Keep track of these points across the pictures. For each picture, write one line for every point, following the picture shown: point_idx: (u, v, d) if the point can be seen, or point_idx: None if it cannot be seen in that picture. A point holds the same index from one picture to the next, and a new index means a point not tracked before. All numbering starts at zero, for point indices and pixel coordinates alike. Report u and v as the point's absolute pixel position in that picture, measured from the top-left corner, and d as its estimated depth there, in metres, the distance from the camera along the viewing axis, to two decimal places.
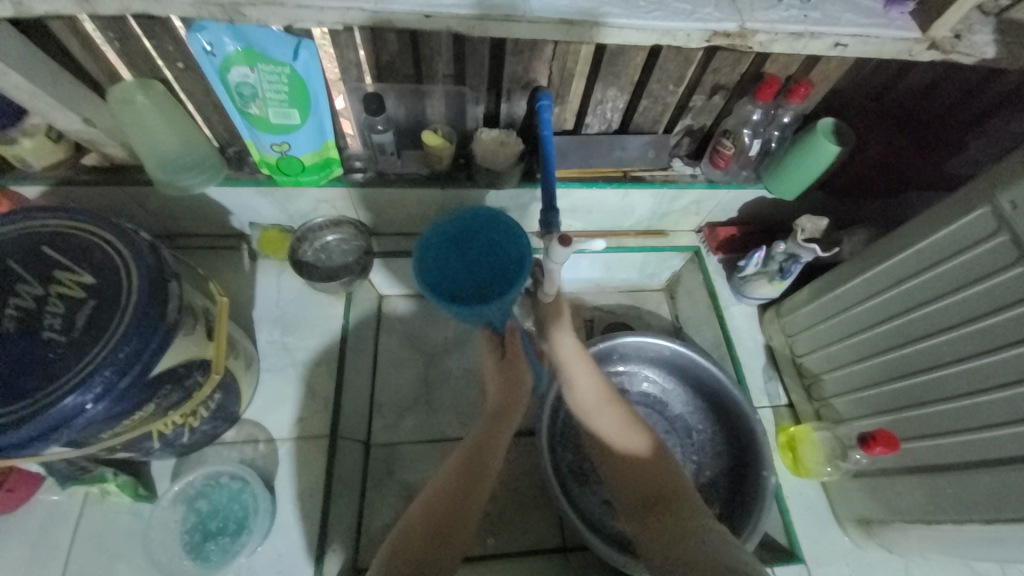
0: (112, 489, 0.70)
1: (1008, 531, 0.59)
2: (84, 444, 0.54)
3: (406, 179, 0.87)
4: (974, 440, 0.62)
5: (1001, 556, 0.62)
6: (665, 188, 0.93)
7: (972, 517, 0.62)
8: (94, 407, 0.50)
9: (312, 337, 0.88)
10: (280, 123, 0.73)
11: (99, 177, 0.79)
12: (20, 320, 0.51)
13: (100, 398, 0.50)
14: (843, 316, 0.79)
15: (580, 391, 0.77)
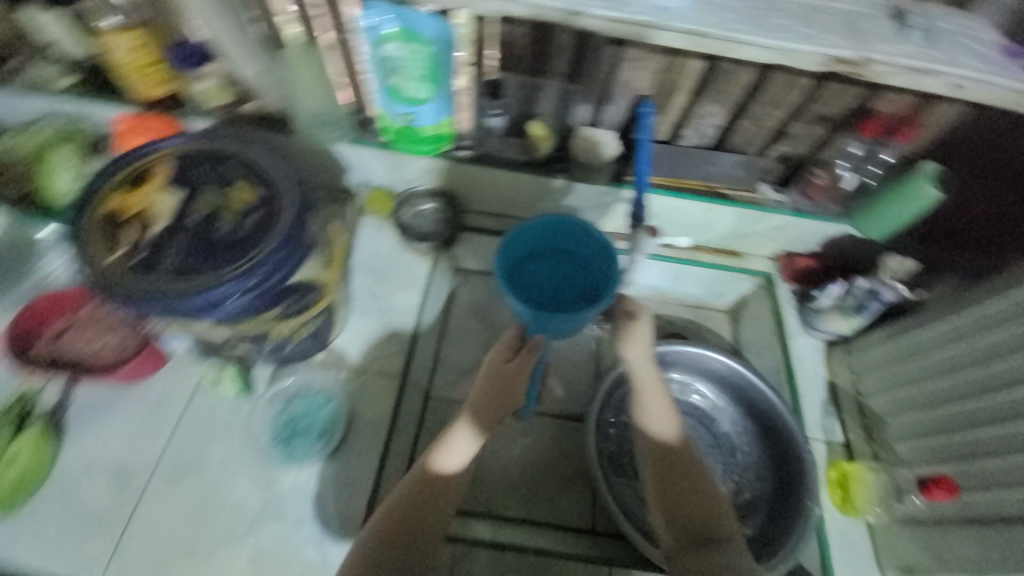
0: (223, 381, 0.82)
1: None
2: (231, 323, 0.67)
3: (504, 163, 0.95)
4: None
5: None
6: (749, 209, 0.96)
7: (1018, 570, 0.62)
8: (236, 300, 0.60)
9: (396, 290, 0.98)
10: (413, 95, 0.84)
11: (254, 123, 0.94)
12: (204, 216, 0.63)
13: (243, 294, 0.60)
14: (917, 360, 0.80)
15: (655, 413, 0.71)
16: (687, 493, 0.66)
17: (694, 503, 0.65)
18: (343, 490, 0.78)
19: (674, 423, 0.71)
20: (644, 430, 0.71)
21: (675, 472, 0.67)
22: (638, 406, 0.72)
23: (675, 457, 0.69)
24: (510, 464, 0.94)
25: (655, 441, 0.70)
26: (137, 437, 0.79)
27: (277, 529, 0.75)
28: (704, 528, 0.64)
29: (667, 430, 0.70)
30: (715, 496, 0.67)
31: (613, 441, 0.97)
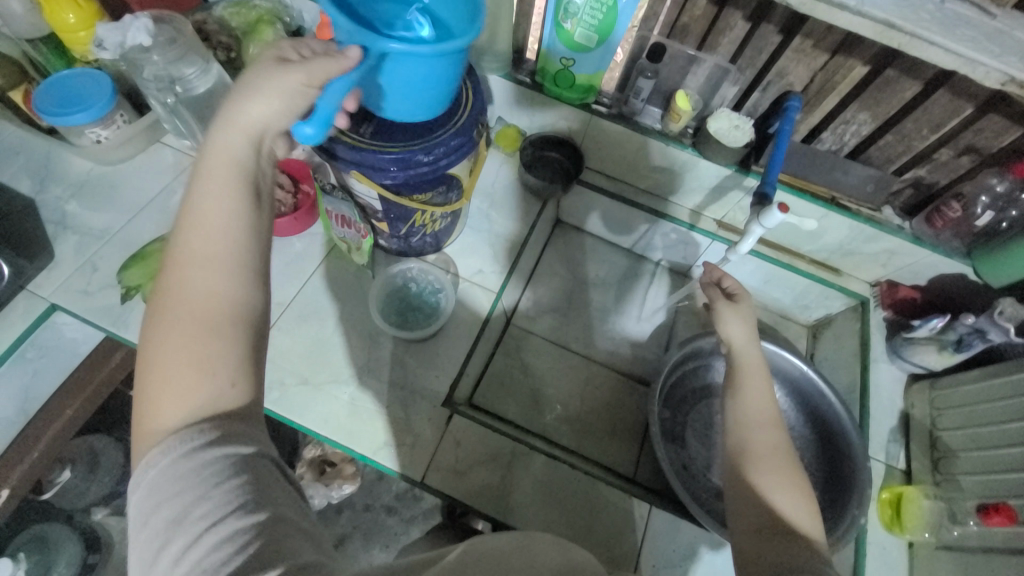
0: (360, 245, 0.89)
1: None
2: (392, 193, 0.77)
3: (639, 126, 1.00)
4: None
5: None
6: (867, 224, 0.96)
7: None
8: (396, 171, 0.70)
9: (507, 219, 1.07)
10: (579, 42, 0.91)
11: None
12: None
13: (409, 168, 0.70)
14: (1009, 401, 0.81)
15: (748, 397, 0.67)
16: (771, 480, 0.58)
17: (773, 489, 0.57)
18: (429, 369, 0.87)
19: (770, 410, 0.65)
20: (736, 408, 0.67)
21: (768, 458, 0.60)
22: (732, 387, 0.70)
23: (771, 447, 0.61)
24: (571, 401, 1.02)
25: (750, 423, 0.64)
26: (278, 276, 0.92)
27: (371, 382, 0.85)
28: (774, 517, 0.55)
29: (763, 415, 0.65)
30: (801, 491, 0.58)
31: (671, 410, 1.02)
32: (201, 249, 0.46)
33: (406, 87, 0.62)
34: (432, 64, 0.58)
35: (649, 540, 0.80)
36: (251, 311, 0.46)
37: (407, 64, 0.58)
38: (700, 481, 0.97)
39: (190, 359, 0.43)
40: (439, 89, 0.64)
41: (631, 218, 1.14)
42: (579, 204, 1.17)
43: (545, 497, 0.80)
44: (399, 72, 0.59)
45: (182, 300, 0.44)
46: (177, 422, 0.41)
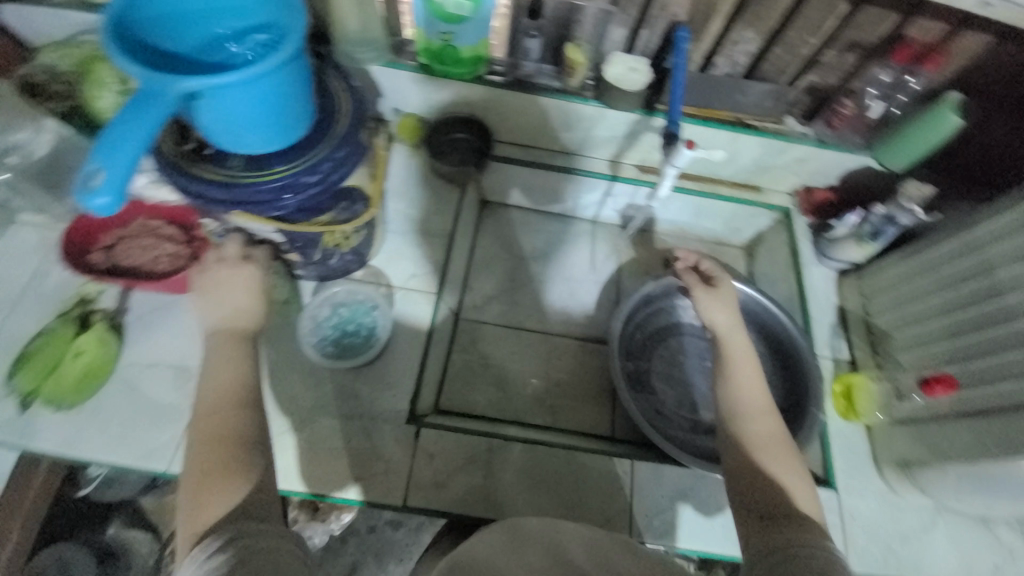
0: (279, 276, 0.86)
1: None
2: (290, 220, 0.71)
3: (538, 88, 0.96)
4: None
5: None
6: (774, 139, 0.98)
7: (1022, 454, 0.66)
8: (287, 198, 0.63)
9: (428, 214, 1.02)
10: (454, 12, 0.87)
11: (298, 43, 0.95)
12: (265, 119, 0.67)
13: (299, 192, 0.63)
14: (929, 276, 0.86)
15: (744, 387, 0.69)
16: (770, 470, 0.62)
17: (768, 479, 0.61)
18: (385, 390, 0.84)
19: (763, 397, 0.69)
20: (735, 395, 0.69)
21: (767, 449, 0.64)
22: (725, 372, 0.72)
23: (770, 437, 0.65)
24: (538, 379, 1.01)
25: (751, 415, 0.67)
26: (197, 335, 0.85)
27: (327, 420, 0.81)
28: (773, 506, 0.58)
29: (760, 405, 0.68)
30: (795, 474, 0.62)
31: (635, 361, 1.04)
32: (221, 386, 0.62)
33: (239, 120, 0.56)
34: (256, 89, 0.53)
35: (637, 493, 0.82)
36: (250, 432, 0.59)
37: (230, 94, 0.52)
38: (676, 420, 0.99)
39: (217, 470, 0.54)
40: (284, 117, 0.58)
41: (554, 183, 1.12)
42: (500, 180, 1.13)
43: (530, 483, 0.80)
44: (221, 105, 0.53)
45: (212, 438, 0.57)
46: (209, 529, 0.49)
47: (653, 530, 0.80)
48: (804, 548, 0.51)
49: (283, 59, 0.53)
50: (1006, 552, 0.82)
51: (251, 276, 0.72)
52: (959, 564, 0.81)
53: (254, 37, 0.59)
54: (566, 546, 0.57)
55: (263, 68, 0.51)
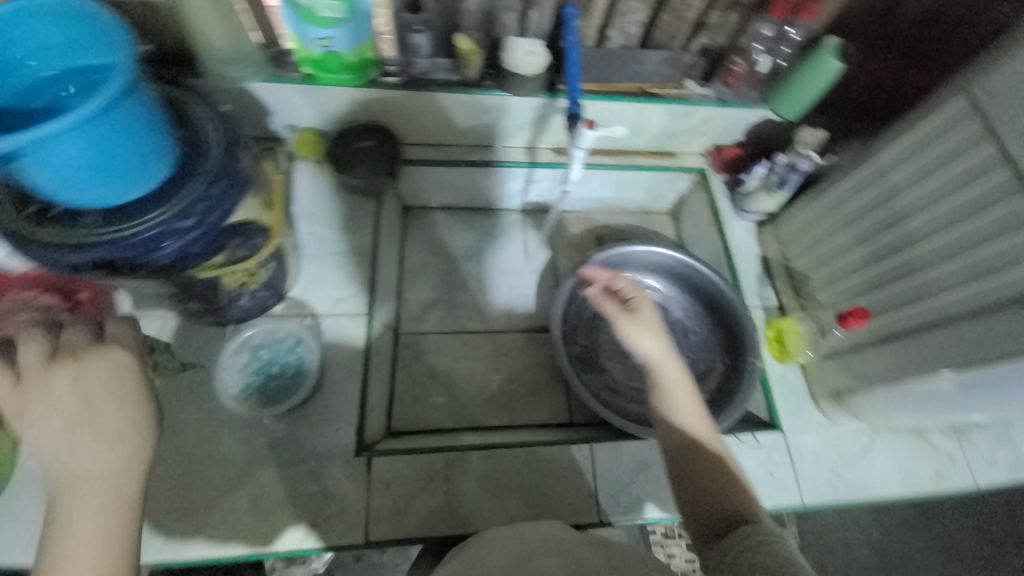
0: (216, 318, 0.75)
1: (981, 372, 0.65)
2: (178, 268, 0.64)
3: (436, 84, 0.92)
4: (942, 300, 0.70)
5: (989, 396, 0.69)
6: (677, 105, 0.99)
7: (945, 364, 0.69)
8: (164, 249, 0.57)
9: (346, 232, 0.96)
10: (328, 15, 0.77)
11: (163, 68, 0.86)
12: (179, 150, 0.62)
13: (175, 240, 0.57)
14: (832, 214, 0.89)
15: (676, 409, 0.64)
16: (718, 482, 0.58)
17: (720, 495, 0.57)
18: (327, 426, 0.79)
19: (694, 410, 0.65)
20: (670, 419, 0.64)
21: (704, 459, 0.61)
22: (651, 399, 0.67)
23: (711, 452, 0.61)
24: (489, 380, 0.99)
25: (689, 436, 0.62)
26: None
27: (267, 471, 0.76)
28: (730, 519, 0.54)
29: (694, 420, 0.64)
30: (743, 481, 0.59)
31: (582, 343, 1.04)
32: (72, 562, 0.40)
33: (72, 173, 0.49)
34: (86, 137, 0.47)
35: (600, 474, 0.82)
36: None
37: (52, 146, 0.46)
38: (629, 394, 1.01)
39: None
40: (131, 160, 0.52)
41: (472, 178, 1.09)
42: (417, 184, 1.09)
43: (493, 488, 0.79)
44: (48, 160, 0.47)
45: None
46: None
47: (620, 508, 0.81)
48: (758, 541, 0.50)
49: (109, 98, 0.47)
50: (938, 456, 0.90)
51: (100, 377, 0.47)
52: (898, 476, 0.88)
53: (91, 77, 0.55)
54: (535, 559, 0.55)
55: (82, 115, 0.45)
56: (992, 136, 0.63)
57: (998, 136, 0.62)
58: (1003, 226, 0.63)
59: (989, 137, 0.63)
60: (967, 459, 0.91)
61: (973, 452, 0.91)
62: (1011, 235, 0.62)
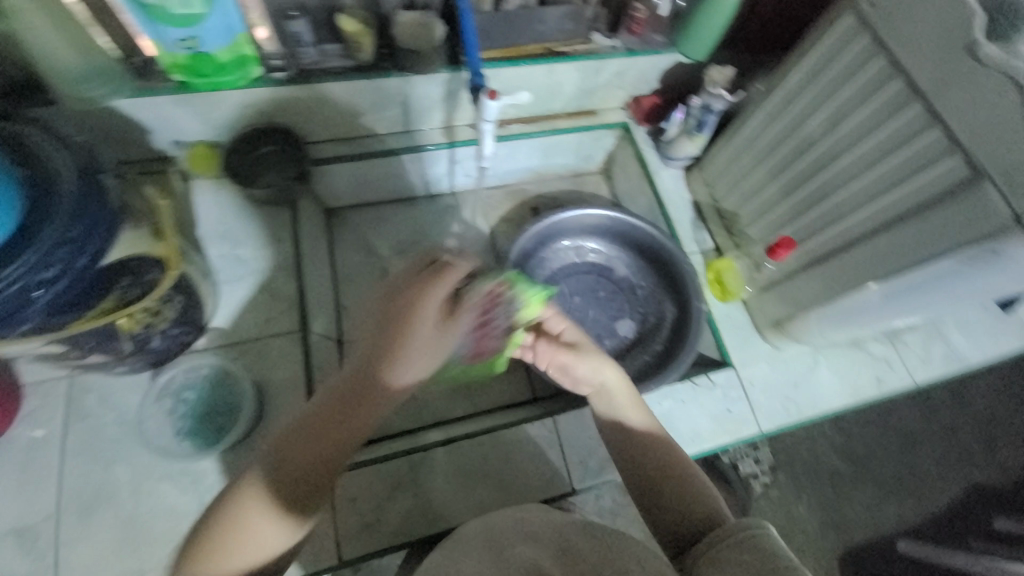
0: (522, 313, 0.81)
1: (901, 279, 0.67)
2: (62, 324, 0.60)
3: (329, 73, 0.84)
4: (858, 218, 0.71)
5: (914, 301, 0.72)
6: (588, 60, 0.95)
7: (870, 277, 0.70)
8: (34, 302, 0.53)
9: (265, 248, 0.90)
10: (186, 13, 0.68)
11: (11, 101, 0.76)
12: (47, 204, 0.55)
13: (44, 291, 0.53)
14: (750, 151, 0.89)
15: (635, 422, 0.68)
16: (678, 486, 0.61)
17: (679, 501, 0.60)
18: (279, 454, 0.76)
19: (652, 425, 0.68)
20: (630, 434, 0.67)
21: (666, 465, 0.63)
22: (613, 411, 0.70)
23: (671, 463, 0.63)
24: None
25: (649, 456, 0.65)
26: (20, 490, 0.72)
27: None
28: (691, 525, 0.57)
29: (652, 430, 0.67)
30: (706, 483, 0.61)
31: None
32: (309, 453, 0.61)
33: None
34: None
35: (566, 443, 0.83)
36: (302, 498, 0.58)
37: None
38: None
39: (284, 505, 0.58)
40: None
41: (393, 169, 1.03)
42: (334, 184, 1.02)
43: (463, 480, 0.78)
44: None
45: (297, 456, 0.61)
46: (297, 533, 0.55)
47: (590, 473, 0.82)
48: (738, 537, 0.48)
49: None
50: (878, 363, 0.95)
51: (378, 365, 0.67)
52: (844, 388, 0.93)
53: None
54: (512, 548, 0.55)
55: None
56: (883, 50, 0.64)
57: (889, 49, 0.63)
58: (901, 136, 0.64)
59: (881, 51, 0.64)
60: (904, 360, 0.97)
61: (908, 353, 0.97)
62: (907, 145, 0.63)
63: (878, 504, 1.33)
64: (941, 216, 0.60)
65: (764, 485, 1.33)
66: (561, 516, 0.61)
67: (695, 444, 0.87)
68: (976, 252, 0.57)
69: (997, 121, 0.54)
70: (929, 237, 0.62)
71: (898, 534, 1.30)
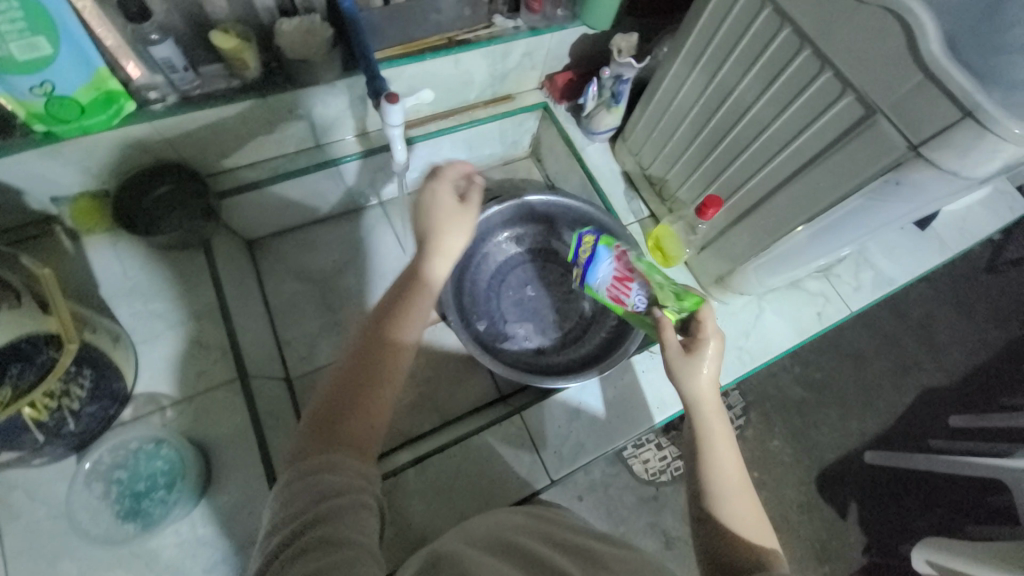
0: (658, 298, 0.77)
1: (823, 221, 0.69)
2: None
3: (214, 98, 0.77)
4: (772, 168, 0.73)
5: (838, 239, 0.75)
6: (493, 46, 0.92)
7: (796, 222, 0.73)
8: None
9: (183, 297, 0.84)
10: (30, 57, 0.60)
11: None
12: None
13: None
14: (667, 116, 0.89)
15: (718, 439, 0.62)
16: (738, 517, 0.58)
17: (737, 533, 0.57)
18: (239, 513, 0.71)
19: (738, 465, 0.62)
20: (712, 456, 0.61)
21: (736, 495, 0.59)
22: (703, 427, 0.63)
23: (749, 517, 0.58)
24: (406, 388, 0.95)
25: (726, 494, 0.59)
26: None
27: None
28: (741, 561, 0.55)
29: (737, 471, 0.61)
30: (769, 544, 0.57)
31: (485, 317, 1.01)
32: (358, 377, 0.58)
33: None
34: None
35: (536, 438, 0.82)
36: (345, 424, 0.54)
37: None
38: (546, 347, 1.00)
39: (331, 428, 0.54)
40: None
41: (311, 188, 0.97)
42: (249, 214, 0.96)
43: (439, 497, 0.76)
44: None
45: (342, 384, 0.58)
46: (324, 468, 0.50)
47: (565, 461, 0.82)
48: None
49: None
50: (817, 299, 1.00)
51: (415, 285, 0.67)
52: (791, 328, 0.97)
53: None
54: (512, 537, 0.54)
55: None
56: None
57: None
58: (797, 83, 0.66)
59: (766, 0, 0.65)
60: (840, 291, 1.02)
61: (842, 284, 1.02)
62: (804, 92, 0.65)
63: (842, 423, 1.41)
64: (844, 156, 0.62)
65: (738, 428, 1.39)
66: (557, 516, 0.66)
67: (664, 411, 0.87)
68: (881, 185, 0.61)
69: (880, 57, 0.56)
70: (838, 177, 0.64)
71: (864, 448, 1.39)
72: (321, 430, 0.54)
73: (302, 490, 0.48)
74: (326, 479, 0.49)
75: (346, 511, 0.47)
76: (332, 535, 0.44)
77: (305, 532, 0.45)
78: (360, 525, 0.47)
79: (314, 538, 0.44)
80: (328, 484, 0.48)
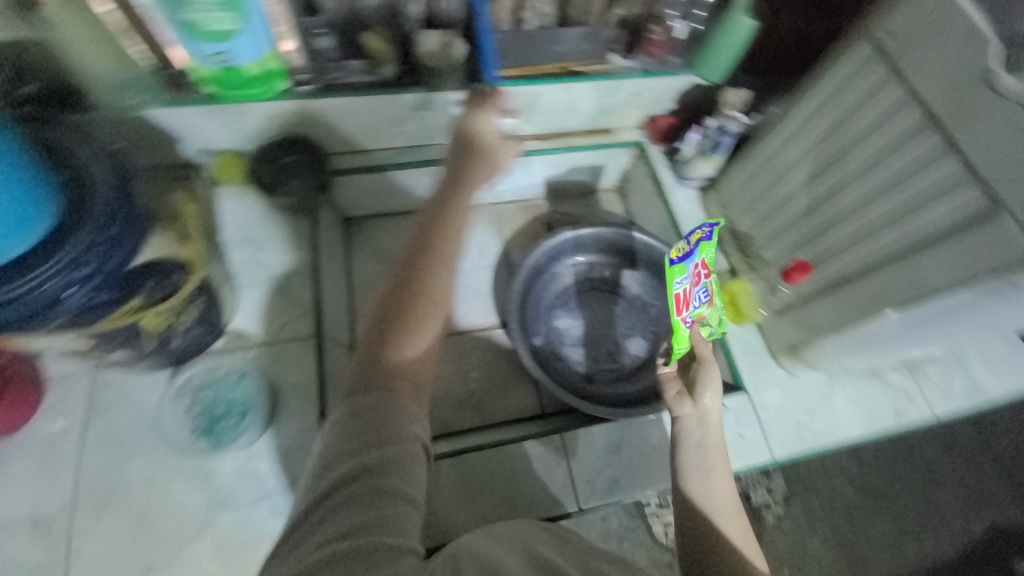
0: (709, 311, 0.69)
1: (917, 311, 0.66)
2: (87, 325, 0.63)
3: (352, 88, 0.87)
4: (873, 245, 0.71)
5: (930, 332, 0.72)
6: (604, 81, 0.96)
7: (888, 305, 0.69)
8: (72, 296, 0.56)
9: (284, 254, 0.93)
10: (216, 28, 0.71)
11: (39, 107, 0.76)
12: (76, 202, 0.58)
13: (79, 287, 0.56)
14: (764, 174, 0.90)
15: None
16: None
17: None
18: (290, 458, 0.77)
19: None
20: None
21: None
22: None
23: None
24: (455, 385, 0.99)
25: None
26: (38, 479, 0.73)
27: (233, 513, 0.74)
28: None
29: None
30: None
31: (543, 335, 1.02)
32: (399, 326, 0.58)
33: None
34: None
35: (573, 462, 0.82)
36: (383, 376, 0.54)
37: None
38: (596, 375, 1.00)
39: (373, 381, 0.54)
40: None
41: (410, 181, 1.06)
42: (352, 193, 1.05)
43: (468, 493, 0.78)
44: None
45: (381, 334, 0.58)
46: (364, 415, 0.51)
47: (597, 493, 0.81)
48: None
49: None
50: (897, 394, 0.93)
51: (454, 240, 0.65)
52: (860, 417, 0.91)
53: None
54: (536, 546, 0.55)
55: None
56: (897, 77, 0.64)
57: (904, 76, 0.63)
58: (916, 164, 0.64)
59: (895, 78, 0.64)
60: (924, 391, 0.94)
61: (928, 384, 0.95)
62: (922, 173, 0.63)
63: (899, 539, 1.27)
64: (956, 248, 0.59)
65: (777, 513, 1.29)
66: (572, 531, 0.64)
67: None
68: (997, 285, 0.57)
69: (1015, 153, 0.53)
70: (945, 268, 0.61)
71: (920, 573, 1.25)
72: (365, 379, 0.54)
73: (352, 437, 0.50)
74: (371, 428, 0.50)
75: (395, 459, 0.49)
76: (378, 485, 0.47)
77: (354, 479, 0.47)
78: (408, 475, 0.49)
79: (358, 486, 0.47)
80: (378, 434, 0.50)
